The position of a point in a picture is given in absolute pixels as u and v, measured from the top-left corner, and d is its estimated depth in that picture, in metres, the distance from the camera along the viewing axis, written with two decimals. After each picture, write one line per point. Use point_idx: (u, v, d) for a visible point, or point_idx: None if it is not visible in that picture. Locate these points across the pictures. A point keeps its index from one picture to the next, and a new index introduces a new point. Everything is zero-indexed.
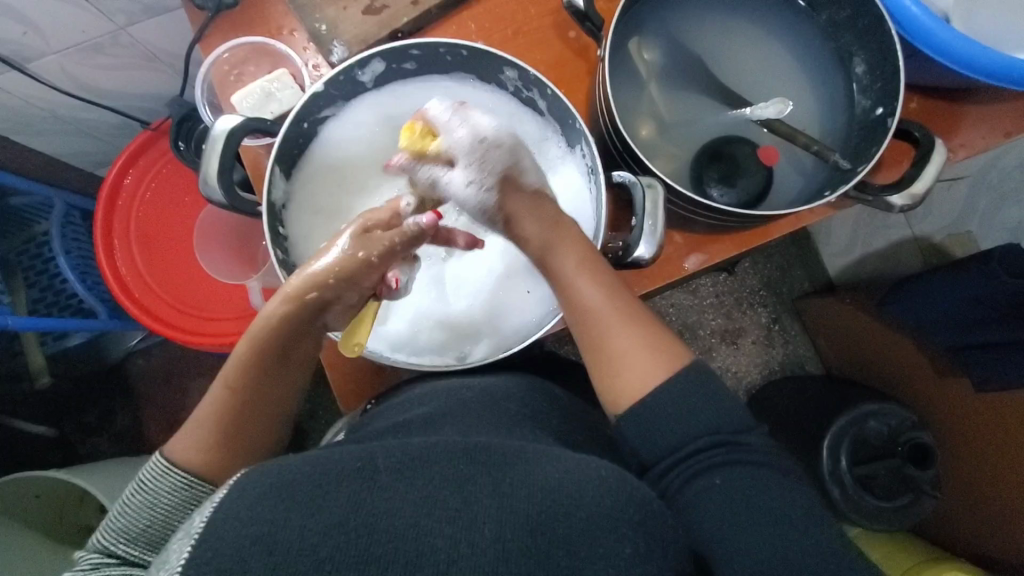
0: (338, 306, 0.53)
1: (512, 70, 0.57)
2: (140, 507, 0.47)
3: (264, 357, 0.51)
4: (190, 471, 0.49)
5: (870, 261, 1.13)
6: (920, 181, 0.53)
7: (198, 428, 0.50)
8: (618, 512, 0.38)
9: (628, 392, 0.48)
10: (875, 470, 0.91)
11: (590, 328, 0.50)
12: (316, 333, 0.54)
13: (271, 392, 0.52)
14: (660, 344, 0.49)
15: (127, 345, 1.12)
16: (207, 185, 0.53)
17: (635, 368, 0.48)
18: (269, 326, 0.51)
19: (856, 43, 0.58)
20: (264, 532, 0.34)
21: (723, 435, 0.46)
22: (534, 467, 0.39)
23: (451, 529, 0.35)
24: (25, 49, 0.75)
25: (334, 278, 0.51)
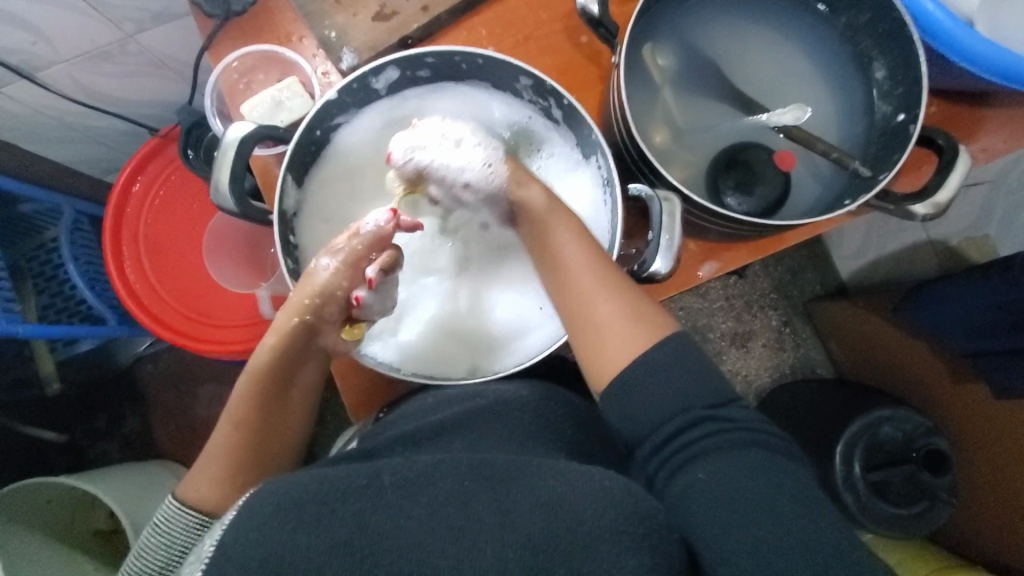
0: (333, 331, 0.54)
1: (528, 78, 0.56)
2: (157, 547, 0.48)
3: (265, 388, 0.52)
4: (200, 510, 0.49)
5: (884, 264, 1.12)
6: (944, 189, 0.52)
7: (207, 465, 0.51)
8: (624, 525, 0.36)
9: (608, 361, 0.47)
10: (890, 476, 0.89)
11: (568, 284, 0.50)
12: (313, 357, 0.55)
13: (276, 422, 0.53)
14: (647, 318, 0.48)
15: (136, 350, 1.11)
16: (218, 192, 0.53)
17: (608, 323, 0.47)
18: (268, 355, 0.52)
19: (876, 48, 0.57)
20: (268, 557, 0.33)
21: (710, 414, 0.45)
22: (537, 478, 0.38)
23: (453, 548, 0.35)
24: (36, 59, 0.75)
25: (312, 301, 0.52)
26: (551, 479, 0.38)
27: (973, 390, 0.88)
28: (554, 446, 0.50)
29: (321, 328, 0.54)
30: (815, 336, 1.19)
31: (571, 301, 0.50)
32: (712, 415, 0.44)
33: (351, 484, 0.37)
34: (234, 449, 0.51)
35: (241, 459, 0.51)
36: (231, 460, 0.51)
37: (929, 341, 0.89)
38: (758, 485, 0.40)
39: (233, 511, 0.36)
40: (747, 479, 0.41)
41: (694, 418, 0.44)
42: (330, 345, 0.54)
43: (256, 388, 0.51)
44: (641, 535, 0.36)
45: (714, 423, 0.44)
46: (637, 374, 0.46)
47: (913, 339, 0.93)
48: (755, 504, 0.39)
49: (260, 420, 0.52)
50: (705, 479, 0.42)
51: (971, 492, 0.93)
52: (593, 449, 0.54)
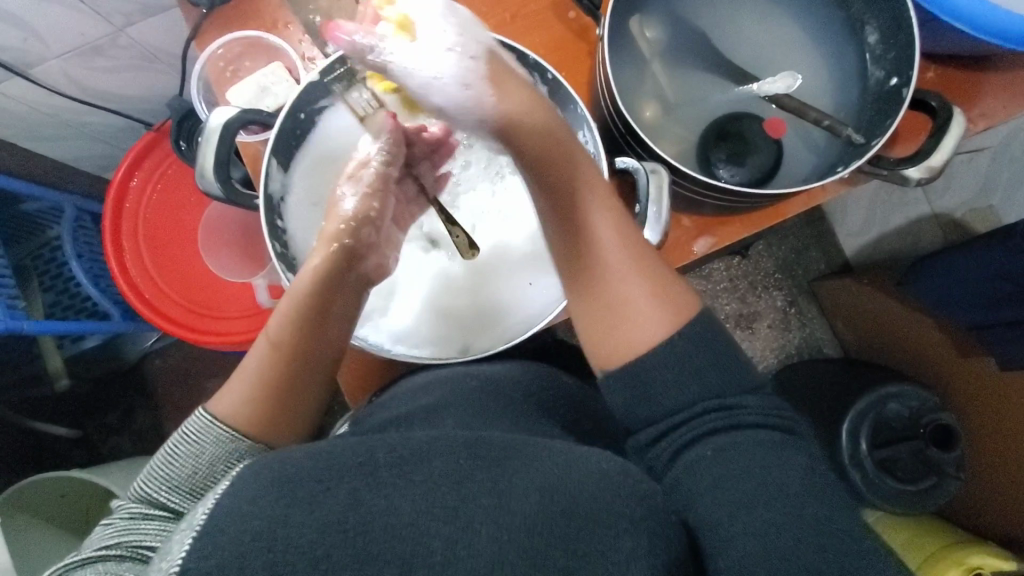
0: (371, 256, 0.55)
1: (511, 54, 0.56)
2: (185, 456, 0.46)
3: (306, 313, 0.49)
4: (232, 425, 0.48)
5: (888, 240, 1.10)
6: (938, 153, 0.51)
7: (241, 383, 0.49)
8: (620, 505, 0.37)
9: (625, 346, 0.46)
10: (897, 452, 0.87)
11: (591, 272, 0.48)
12: (353, 285, 0.53)
13: (313, 350, 0.50)
14: (672, 297, 0.47)
15: (144, 345, 1.13)
16: (204, 178, 0.53)
17: (640, 322, 0.46)
18: (308, 281, 0.50)
19: (867, 11, 0.55)
20: (264, 529, 0.33)
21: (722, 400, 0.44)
22: (533, 460, 0.39)
23: (448, 529, 0.34)
24: (26, 54, 0.75)
25: (346, 225, 0.53)
26: (544, 460, 0.39)
27: (980, 364, 0.87)
28: (549, 423, 0.50)
29: (361, 254, 0.53)
30: (821, 316, 1.17)
31: (589, 275, 0.48)
32: (720, 402, 0.44)
33: (345, 462, 0.37)
34: (270, 372, 0.49)
35: (277, 384, 0.49)
36: (268, 383, 0.49)
37: (933, 315, 0.88)
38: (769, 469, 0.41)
39: (225, 483, 0.36)
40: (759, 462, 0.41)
41: (709, 404, 0.44)
42: (370, 272, 0.54)
43: (296, 313, 0.49)
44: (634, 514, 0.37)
45: (727, 408, 0.44)
46: (647, 373, 0.45)
47: (917, 314, 0.92)
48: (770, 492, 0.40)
49: (299, 345, 0.49)
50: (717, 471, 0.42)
51: (980, 469, 0.92)
52: (589, 430, 0.54)
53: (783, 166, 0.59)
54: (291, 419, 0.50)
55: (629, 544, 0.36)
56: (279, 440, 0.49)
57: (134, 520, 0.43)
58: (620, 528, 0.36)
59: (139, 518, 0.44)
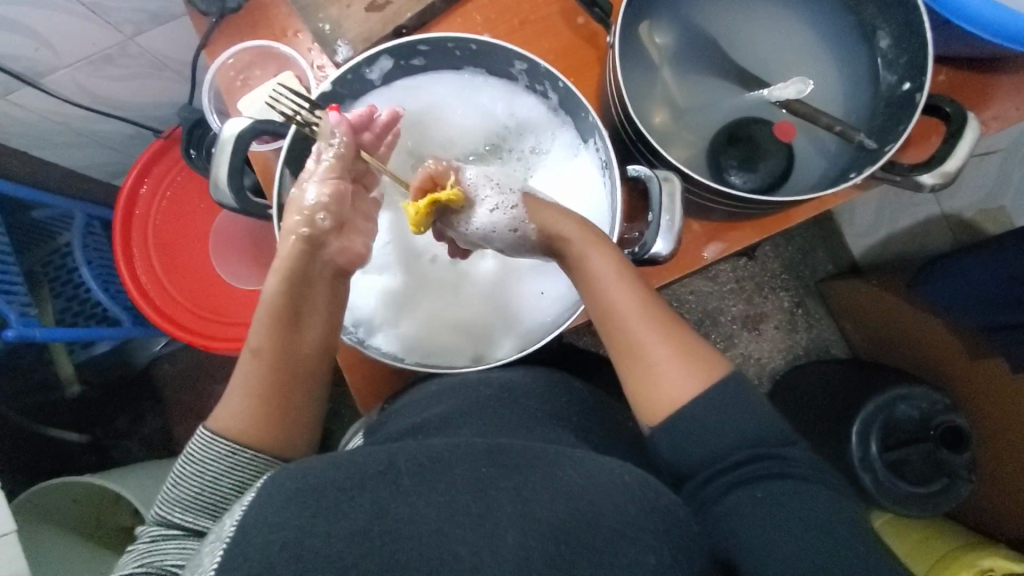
0: (335, 240, 0.52)
1: (522, 63, 0.55)
2: (192, 476, 0.46)
3: (275, 314, 0.50)
4: (233, 439, 0.47)
5: (897, 240, 1.09)
6: (953, 157, 0.50)
7: (237, 396, 0.49)
8: (643, 519, 0.36)
9: (662, 404, 0.46)
10: (907, 454, 0.88)
11: (617, 330, 0.48)
12: (322, 276, 0.52)
13: (293, 350, 0.51)
14: (695, 352, 0.46)
15: (152, 350, 1.12)
16: (217, 188, 0.54)
17: (667, 375, 0.46)
18: (277, 282, 0.51)
19: (880, 16, 0.55)
20: (291, 538, 0.33)
21: (762, 448, 0.44)
22: (555, 469, 0.38)
23: (474, 537, 0.34)
24: (38, 64, 0.76)
25: (304, 216, 0.51)
26: (566, 468, 0.38)
27: (991, 365, 0.86)
28: (564, 429, 0.50)
29: (322, 241, 0.52)
30: (828, 317, 1.17)
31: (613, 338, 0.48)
32: (762, 450, 0.44)
33: (365, 471, 0.37)
34: (257, 379, 0.49)
35: (267, 392, 0.49)
36: (261, 392, 0.49)
37: (944, 317, 0.88)
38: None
39: (251, 496, 0.37)
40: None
41: (752, 453, 0.44)
42: (337, 257, 0.52)
43: (269, 317, 0.50)
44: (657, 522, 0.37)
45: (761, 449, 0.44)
46: (695, 428, 0.44)
47: (927, 316, 0.91)
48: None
49: (281, 347, 0.50)
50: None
51: (991, 472, 0.92)
52: (604, 435, 0.53)
53: (795, 171, 0.58)
54: (291, 422, 0.50)
55: (654, 560, 0.36)
56: (283, 445, 0.49)
57: (156, 542, 0.45)
58: (643, 543, 0.36)
59: (161, 540, 0.45)
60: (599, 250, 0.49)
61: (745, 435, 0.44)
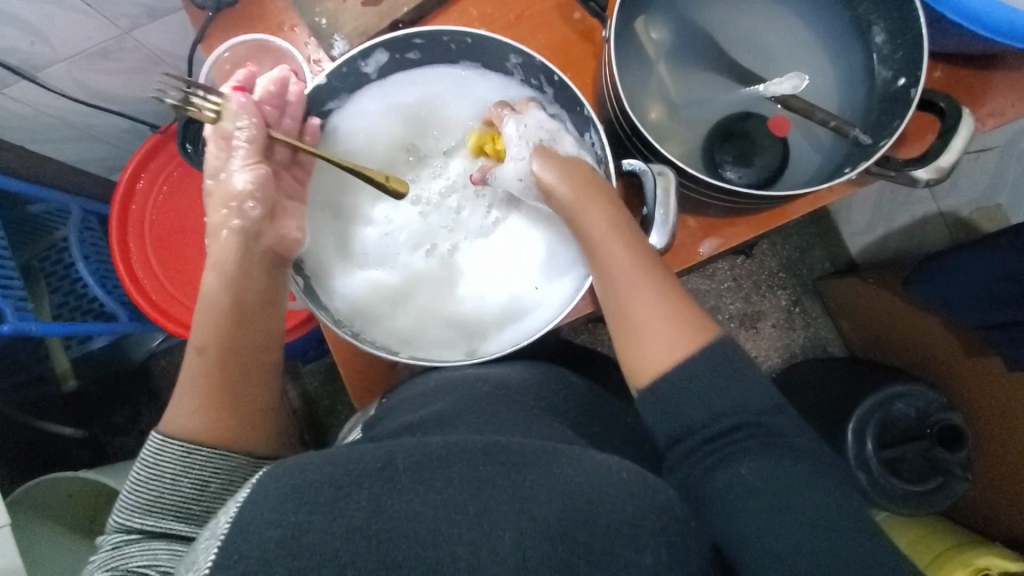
0: (268, 229, 0.57)
1: (518, 56, 0.56)
2: (147, 480, 0.47)
3: (217, 306, 0.54)
4: (184, 438, 0.49)
5: (894, 239, 1.09)
6: (946, 154, 0.51)
7: (184, 394, 0.51)
8: (640, 517, 0.36)
9: (649, 362, 0.47)
10: (904, 453, 0.87)
11: (611, 287, 0.49)
12: (260, 265, 0.56)
13: (237, 339, 0.54)
14: (688, 319, 0.47)
15: (150, 345, 1.11)
16: (205, 177, 0.57)
17: (656, 337, 0.47)
18: (216, 279, 0.55)
19: (875, 12, 0.55)
20: (287, 536, 0.33)
21: (748, 416, 0.44)
22: (554, 466, 0.38)
23: (471, 535, 0.35)
24: (34, 58, 0.75)
25: (234, 208, 0.56)
26: (564, 466, 0.38)
27: (987, 364, 0.86)
28: (561, 425, 0.50)
29: (257, 230, 0.56)
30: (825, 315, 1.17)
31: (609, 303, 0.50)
32: (743, 420, 0.44)
33: (364, 467, 0.37)
34: (202, 372, 0.52)
35: (214, 382, 0.52)
36: (213, 383, 0.52)
37: (940, 315, 0.88)
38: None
39: (246, 491, 0.36)
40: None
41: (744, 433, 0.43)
42: (275, 246, 0.57)
43: (213, 311, 0.54)
44: (653, 519, 0.37)
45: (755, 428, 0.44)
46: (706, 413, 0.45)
47: (924, 315, 0.91)
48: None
49: (225, 342, 0.53)
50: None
51: (986, 471, 0.92)
52: (602, 432, 0.53)
53: (789, 166, 0.58)
54: (241, 412, 0.52)
55: (650, 559, 0.36)
56: (235, 437, 0.51)
57: (118, 548, 0.45)
58: (641, 541, 0.36)
59: (122, 545, 0.45)
60: (597, 207, 0.51)
61: (731, 406, 0.44)
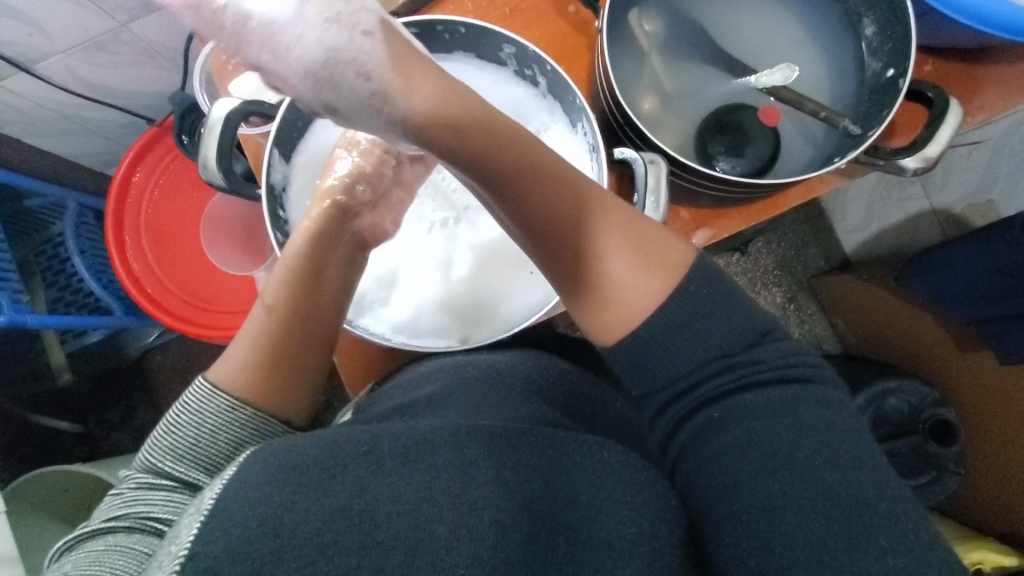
0: (367, 214, 0.56)
1: (512, 46, 0.56)
2: (187, 425, 0.47)
3: (297, 269, 0.50)
4: (233, 394, 0.48)
5: (888, 235, 1.10)
6: (934, 143, 0.51)
7: (240, 350, 0.49)
8: (624, 494, 0.37)
9: (624, 317, 0.42)
10: (896, 446, 0.89)
11: (571, 244, 0.42)
12: (350, 244, 0.54)
13: (313, 312, 0.50)
14: (660, 255, 0.42)
15: (144, 342, 1.13)
16: (207, 168, 0.54)
17: (631, 290, 0.42)
18: (302, 242, 0.51)
19: (864, 4, 0.55)
20: (269, 514, 0.33)
21: (731, 360, 0.42)
22: (536, 448, 0.39)
23: (451, 514, 0.34)
24: (31, 50, 0.76)
25: (342, 184, 0.56)
26: (544, 450, 0.39)
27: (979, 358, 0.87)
28: (549, 408, 0.50)
29: (355, 212, 0.56)
30: (820, 311, 1.17)
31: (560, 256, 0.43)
32: (727, 363, 0.42)
33: (351, 451, 0.37)
34: (267, 336, 0.49)
35: (274, 351, 0.49)
36: (267, 348, 0.49)
37: (932, 310, 0.88)
38: (777, 440, 0.39)
39: (232, 470, 0.36)
40: (776, 423, 0.39)
41: None
42: (366, 231, 0.56)
43: (288, 275, 0.50)
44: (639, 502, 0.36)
45: None
46: None
47: (919, 309, 0.91)
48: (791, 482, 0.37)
49: (295, 308, 0.49)
50: (726, 444, 0.40)
51: (981, 467, 0.92)
52: (590, 418, 0.54)
53: (781, 157, 0.59)
54: (293, 383, 0.50)
55: (632, 530, 0.36)
56: (282, 406, 0.49)
57: (142, 490, 0.45)
58: (622, 514, 0.36)
59: (147, 488, 0.46)
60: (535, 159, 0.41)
61: (709, 349, 0.42)
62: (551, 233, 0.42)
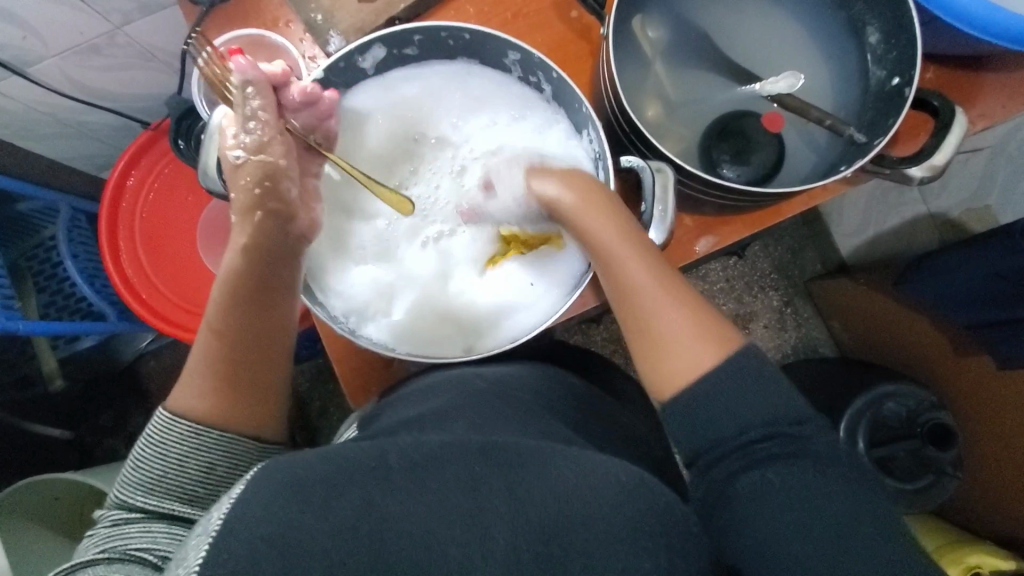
0: (302, 214, 0.55)
1: (516, 53, 0.56)
2: (153, 458, 0.47)
3: (241, 287, 0.51)
4: (194, 420, 0.48)
5: (884, 240, 1.10)
6: (940, 152, 0.51)
7: (195, 375, 0.50)
8: (642, 513, 0.36)
9: (675, 379, 0.47)
10: (894, 451, 0.88)
11: (635, 307, 0.50)
12: (288, 251, 0.54)
13: (259, 327, 0.52)
14: (709, 328, 0.48)
15: (138, 346, 1.11)
16: (207, 175, 0.55)
17: (682, 352, 0.47)
18: (240, 261, 0.52)
19: (868, 12, 0.55)
20: (277, 533, 0.32)
21: (778, 427, 0.45)
22: (550, 465, 0.37)
23: (467, 536, 0.34)
24: (24, 53, 0.74)
25: (259, 191, 0.53)
26: (553, 461, 0.38)
27: (978, 363, 0.87)
28: (560, 424, 0.50)
29: (290, 215, 0.54)
30: (817, 315, 1.18)
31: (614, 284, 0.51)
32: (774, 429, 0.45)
33: (359, 466, 0.36)
34: (220, 357, 0.50)
35: (227, 370, 0.50)
36: (219, 369, 0.50)
37: (931, 315, 0.89)
38: None
39: (238, 488, 0.35)
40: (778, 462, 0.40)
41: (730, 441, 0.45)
42: (305, 232, 0.55)
43: (234, 293, 0.51)
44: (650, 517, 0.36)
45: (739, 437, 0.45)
46: (708, 408, 0.46)
47: (917, 314, 0.92)
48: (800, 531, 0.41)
49: (239, 326, 0.51)
50: None
51: (978, 470, 0.93)
52: (597, 428, 0.53)
53: (786, 163, 0.59)
54: (251, 397, 0.51)
55: (649, 564, 0.35)
56: (247, 422, 0.50)
57: (117, 526, 0.44)
58: (639, 545, 0.35)
59: (123, 523, 0.45)
60: (622, 231, 0.51)
61: (756, 415, 0.45)
62: (626, 298, 0.50)
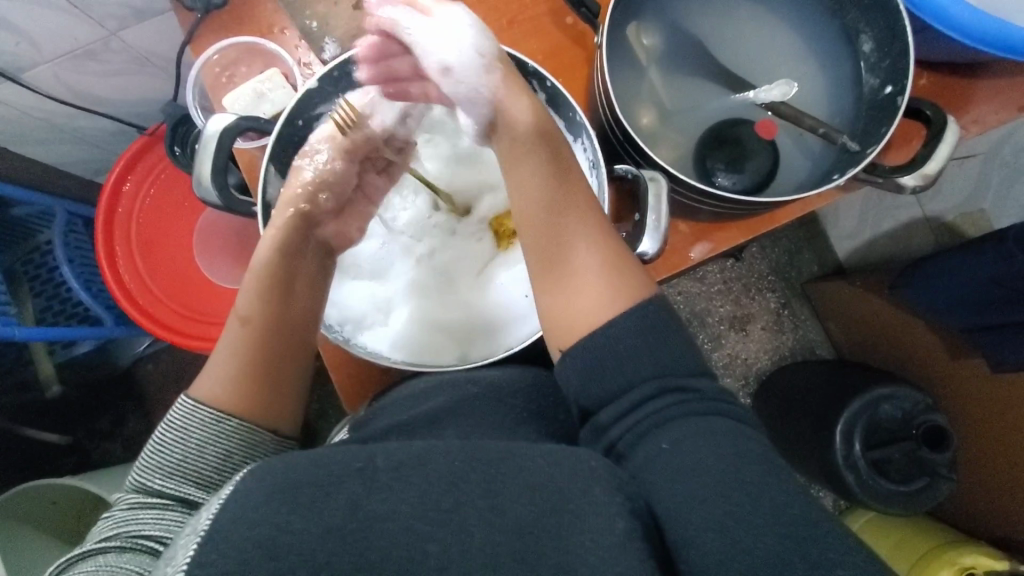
0: (330, 222, 0.59)
1: (510, 62, 0.56)
2: (172, 442, 0.46)
3: (273, 281, 0.52)
4: (216, 407, 0.47)
5: (880, 242, 1.11)
6: (932, 161, 0.52)
7: (223, 363, 0.49)
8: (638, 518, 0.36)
9: (580, 326, 0.45)
10: (890, 454, 0.88)
11: (545, 241, 0.48)
12: (315, 251, 0.57)
13: (287, 317, 0.51)
14: (619, 278, 0.45)
15: (135, 350, 1.10)
16: (201, 186, 0.53)
17: (586, 299, 0.45)
18: (269, 252, 0.53)
19: (863, 20, 0.56)
20: (267, 536, 0.32)
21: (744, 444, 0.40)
22: (526, 459, 0.36)
23: (442, 533, 0.33)
24: (19, 58, 0.74)
25: (305, 192, 0.56)
26: (527, 457, 0.37)
27: (972, 366, 0.87)
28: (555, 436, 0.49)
29: (318, 219, 0.57)
30: (813, 317, 1.18)
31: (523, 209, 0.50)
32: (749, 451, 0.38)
33: (346, 466, 0.35)
34: (247, 345, 0.49)
35: (255, 360, 0.49)
36: (246, 359, 0.49)
37: (926, 318, 0.89)
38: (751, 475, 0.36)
39: (231, 486, 0.34)
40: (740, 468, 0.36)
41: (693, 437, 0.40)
42: (329, 238, 0.59)
43: (261, 286, 0.51)
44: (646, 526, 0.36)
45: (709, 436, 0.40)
46: None
47: (912, 318, 0.92)
48: (723, 471, 0.36)
49: (269, 314, 0.51)
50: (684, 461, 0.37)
51: (974, 473, 0.93)
52: None
53: (780, 172, 0.59)
54: (276, 391, 0.49)
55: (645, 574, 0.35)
56: (268, 415, 0.49)
57: (133, 510, 0.44)
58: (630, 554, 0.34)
59: (139, 506, 0.44)
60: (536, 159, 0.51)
61: (647, 365, 0.42)
62: (537, 232, 0.49)
